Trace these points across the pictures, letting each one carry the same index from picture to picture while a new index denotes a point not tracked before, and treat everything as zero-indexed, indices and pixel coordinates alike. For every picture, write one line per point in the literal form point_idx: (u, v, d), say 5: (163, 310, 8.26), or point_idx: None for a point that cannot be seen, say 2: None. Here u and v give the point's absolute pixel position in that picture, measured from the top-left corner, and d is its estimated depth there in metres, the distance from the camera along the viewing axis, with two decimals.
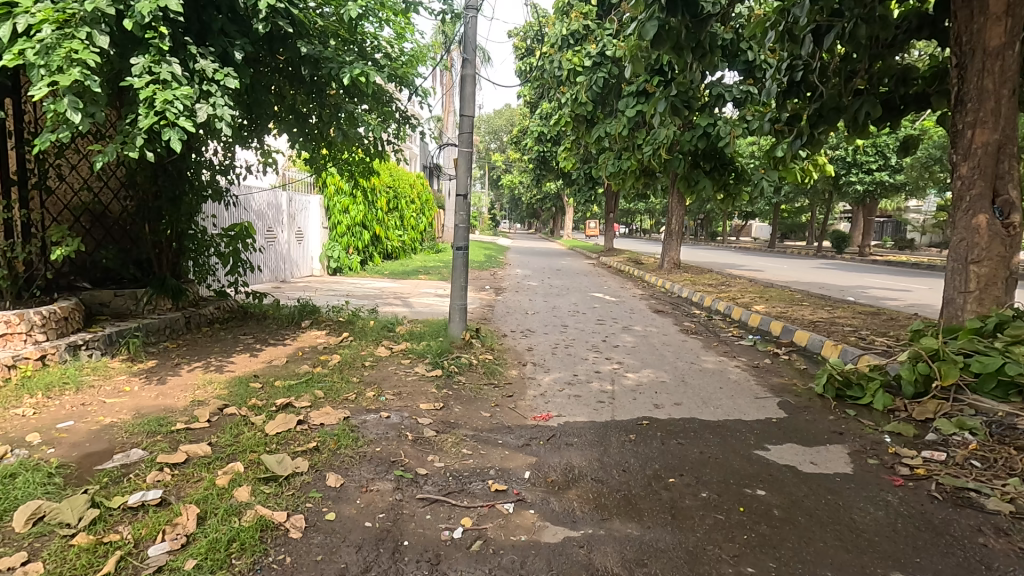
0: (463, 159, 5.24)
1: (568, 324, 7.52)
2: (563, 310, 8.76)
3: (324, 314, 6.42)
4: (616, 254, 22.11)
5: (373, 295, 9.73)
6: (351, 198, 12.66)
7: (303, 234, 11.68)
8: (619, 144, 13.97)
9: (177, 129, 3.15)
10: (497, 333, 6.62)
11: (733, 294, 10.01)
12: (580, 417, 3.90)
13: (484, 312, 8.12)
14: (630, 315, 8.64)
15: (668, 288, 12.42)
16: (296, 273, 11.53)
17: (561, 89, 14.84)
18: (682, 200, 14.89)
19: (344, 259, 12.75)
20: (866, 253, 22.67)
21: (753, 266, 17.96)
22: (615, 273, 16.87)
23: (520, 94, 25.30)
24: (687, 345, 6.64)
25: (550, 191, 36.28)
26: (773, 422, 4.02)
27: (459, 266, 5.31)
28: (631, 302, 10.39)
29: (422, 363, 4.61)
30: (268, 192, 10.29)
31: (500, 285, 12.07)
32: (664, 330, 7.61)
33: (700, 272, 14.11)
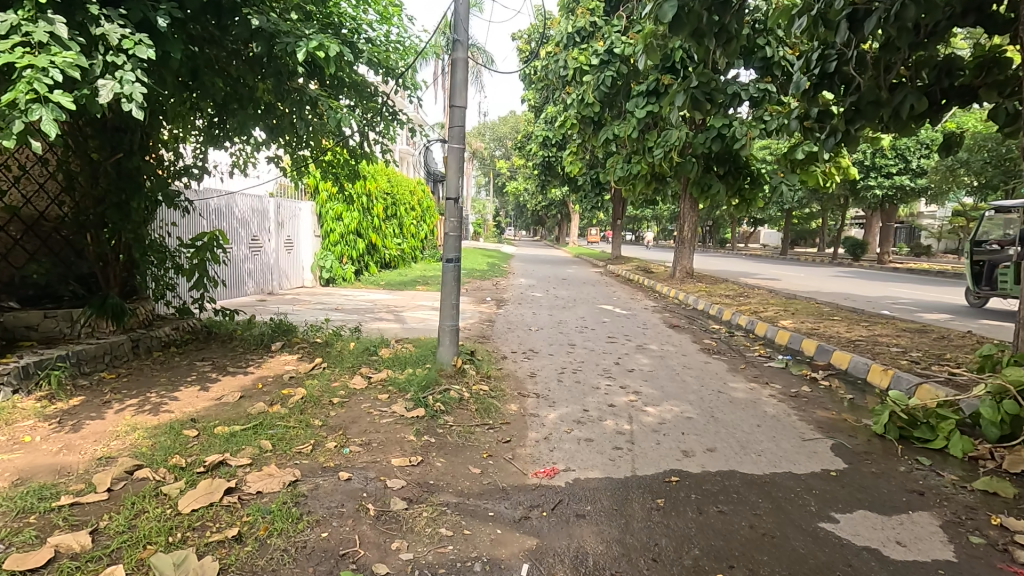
0: (454, 155, 4.51)
1: (576, 343, 6.76)
2: (570, 325, 7.99)
3: (300, 334, 5.69)
4: (624, 262, 21.33)
5: (364, 309, 9.00)
6: (345, 205, 11.98)
7: (292, 242, 11.04)
8: (629, 147, 13.39)
9: (53, 108, 2.49)
10: (496, 355, 5.86)
11: (755, 307, 9.20)
12: (592, 473, 3.13)
13: (483, 329, 7.39)
14: (643, 332, 7.86)
15: (682, 299, 11.65)
16: (285, 284, 10.88)
17: (567, 90, 14.25)
18: (694, 205, 14.13)
19: (338, 270, 12.05)
20: (885, 261, 21.81)
21: (768, 274, 17.15)
22: (623, 283, 16.13)
23: (525, 98, 24.71)
24: (711, 368, 5.86)
25: (556, 198, 35.57)
26: (833, 478, 3.23)
27: (450, 282, 4.57)
28: (643, 315, 9.60)
29: (402, 399, 3.86)
30: (252, 199, 9.64)
31: (502, 297, 11.34)
32: (683, 350, 6.84)
33: (714, 281, 13.35)
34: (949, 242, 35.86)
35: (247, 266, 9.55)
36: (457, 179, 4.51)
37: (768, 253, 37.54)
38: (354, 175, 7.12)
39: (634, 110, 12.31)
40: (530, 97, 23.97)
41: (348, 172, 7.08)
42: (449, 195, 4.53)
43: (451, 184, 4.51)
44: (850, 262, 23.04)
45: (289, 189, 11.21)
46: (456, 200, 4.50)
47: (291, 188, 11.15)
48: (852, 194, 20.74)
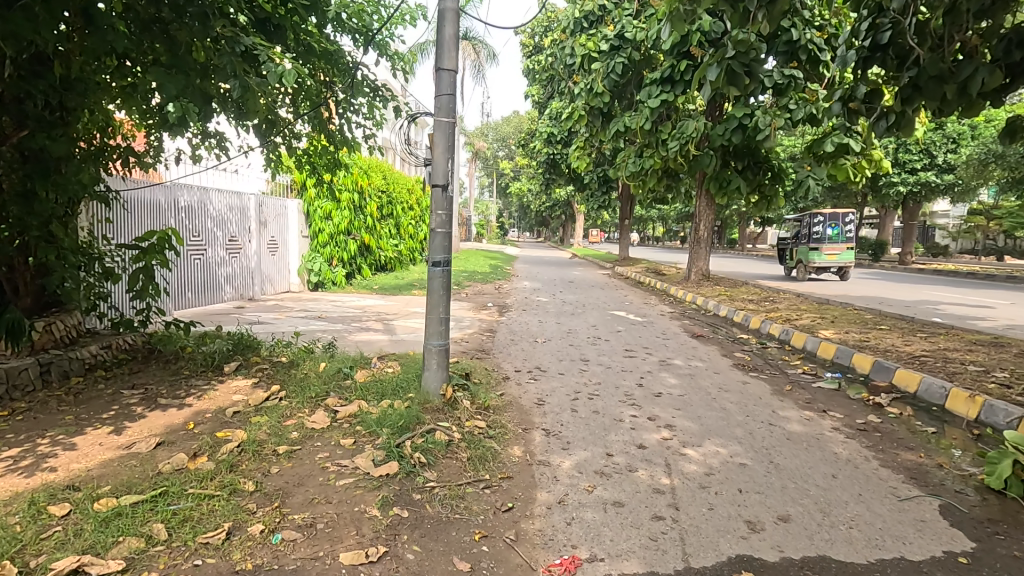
0: (441, 132, 3.59)
1: (589, 359, 5.84)
2: (582, 336, 7.08)
3: (264, 352, 4.79)
4: (632, 265, 20.37)
5: (352, 318, 8.09)
6: (335, 203, 11.08)
7: (275, 244, 10.17)
8: (640, 140, 12.51)
9: None
10: (496, 376, 4.94)
11: (787, 314, 8.25)
12: (628, 566, 2.21)
13: (482, 342, 6.46)
14: (664, 343, 6.94)
15: (700, 303, 10.70)
16: (268, 290, 10.00)
17: (573, 79, 13.38)
18: (711, 203, 13.19)
19: (327, 273, 11.16)
20: (908, 262, 20.73)
21: (788, 276, 16.15)
22: (633, 285, 15.19)
23: (529, 94, 23.83)
24: (752, 391, 4.93)
25: (561, 198, 34.63)
26: (968, 569, 2.30)
27: (437, 292, 3.64)
28: (661, 323, 8.65)
29: (371, 446, 2.94)
30: (230, 195, 8.77)
31: (504, 302, 10.42)
32: (713, 365, 5.91)
33: (733, 284, 12.40)
34: (966, 242, 34.84)
35: (223, 269, 8.67)
36: (444, 165, 3.61)
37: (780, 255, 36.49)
38: (333, 166, 6.25)
39: (646, 99, 11.45)
40: (534, 92, 23.05)
41: (325, 164, 6.22)
42: (434, 183, 3.63)
43: (436, 173, 3.61)
44: (870, 263, 22.03)
45: (272, 186, 10.32)
46: (444, 189, 3.62)
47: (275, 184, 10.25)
48: (872, 191, 19.76)
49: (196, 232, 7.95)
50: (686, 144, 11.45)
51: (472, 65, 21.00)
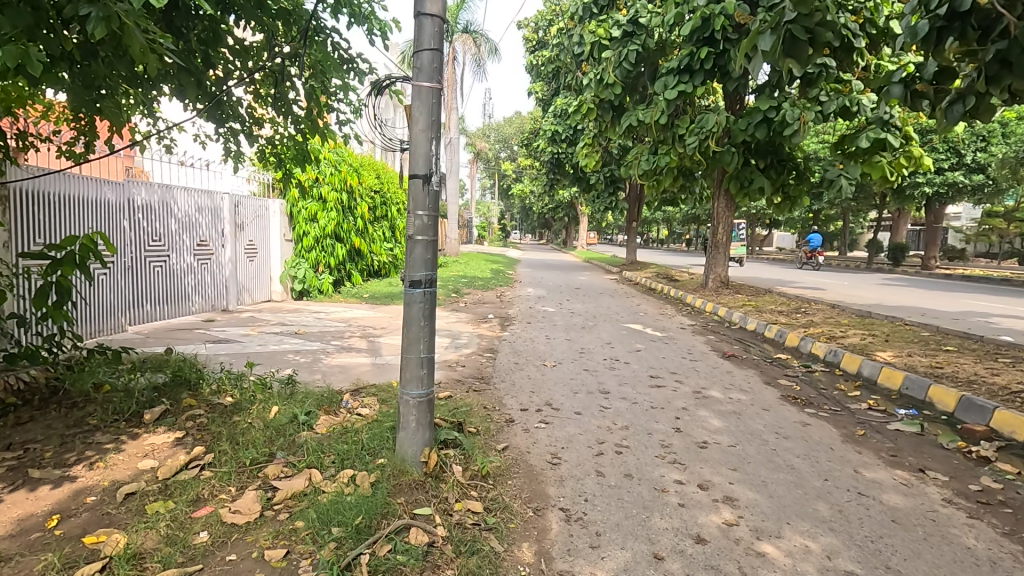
0: (422, 102, 2.60)
1: (610, 391, 4.86)
2: (597, 358, 6.11)
3: (207, 388, 3.81)
4: (641, 269, 19.36)
5: (332, 334, 7.11)
6: (321, 203, 10.09)
7: (255, 248, 9.24)
8: (654, 135, 11.58)
9: None
10: (497, 420, 3.96)
11: (828, 330, 7.25)
12: None
13: (481, 368, 5.48)
14: (694, 367, 5.94)
15: (723, 314, 9.72)
16: (246, 299, 9.08)
17: (581, 70, 12.46)
18: (730, 204, 12.20)
19: (313, 280, 10.20)
20: (931, 266, 19.70)
21: (810, 282, 15.14)
22: (644, 292, 14.21)
23: (532, 91, 22.92)
24: (819, 437, 3.94)
25: (565, 199, 33.66)
26: None
27: (415, 323, 2.66)
28: (684, 340, 7.65)
29: (307, 567, 1.96)
30: (201, 194, 7.84)
31: (506, 313, 9.44)
32: (758, 397, 4.93)
33: (756, 293, 11.41)
34: (981, 245, 33.87)
35: (192, 278, 7.74)
36: (426, 149, 2.62)
37: (790, 258, 35.50)
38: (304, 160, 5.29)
39: (662, 90, 10.56)
40: (537, 89, 22.11)
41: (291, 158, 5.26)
42: (412, 173, 2.63)
43: (416, 159, 2.62)
44: (890, 268, 20.99)
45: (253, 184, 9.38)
46: (427, 181, 2.62)
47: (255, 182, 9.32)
48: (893, 192, 18.76)
49: (157, 235, 7.04)
50: (705, 140, 10.51)
51: (473, 60, 20.07)
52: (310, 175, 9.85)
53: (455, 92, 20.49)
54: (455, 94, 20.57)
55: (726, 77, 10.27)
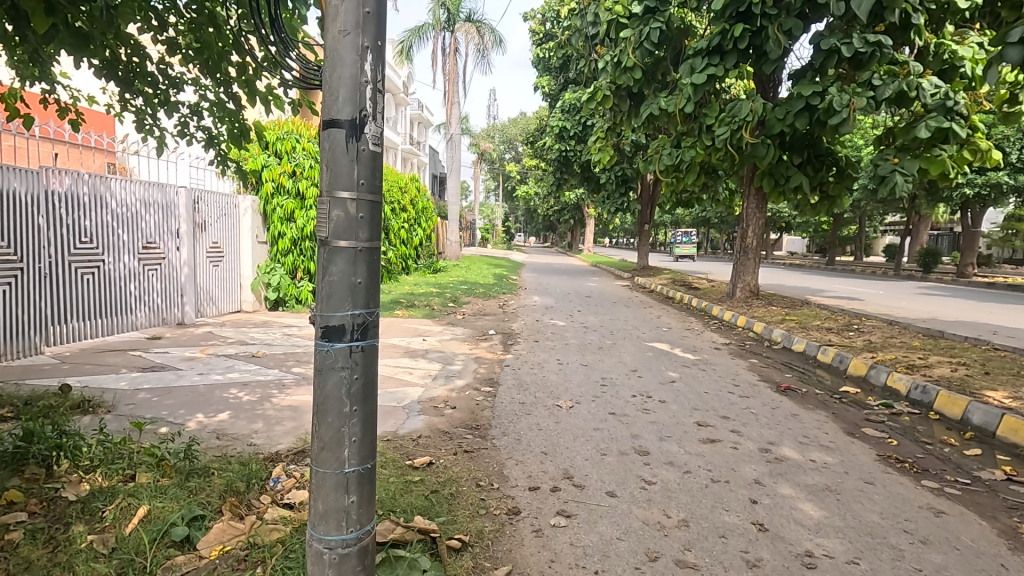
0: None
1: (649, 453, 3.58)
2: (624, 396, 4.82)
3: (62, 463, 2.59)
4: (654, 276, 18.05)
5: (299, 357, 5.86)
6: (300, 201, 8.83)
7: (221, 250, 8.04)
8: (676, 127, 10.32)
9: None
10: (494, 512, 2.70)
11: (903, 356, 5.95)
12: None
13: (475, 413, 4.21)
14: (748, 409, 4.65)
15: (760, 331, 8.42)
16: (210, 310, 7.90)
17: (595, 54, 11.21)
18: (761, 204, 10.90)
19: (290, 288, 8.92)
20: (967, 274, 18.32)
21: (843, 292, 13.80)
22: (661, 301, 12.95)
23: (539, 86, 21.71)
24: (974, 543, 2.65)
25: (571, 200, 32.39)
26: None
27: (331, 414, 1.39)
28: (723, 366, 6.36)
29: None
30: (148, 186, 6.66)
31: (509, 328, 8.17)
32: (850, 460, 3.64)
33: (792, 305, 10.11)
34: (1006, 251, 32.48)
35: (137, 285, 6.55)
36: (353, 70, 1.35)
37: (806, 263, 34.13)
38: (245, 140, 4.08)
39: (687, 74, 9.33)
40: (543, 84, 20.90)
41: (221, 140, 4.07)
42: (325, 121, 1.36)
43: (335, 95, 1.35)
44: (921, 275, 19.61)
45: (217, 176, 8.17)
46: (354, 134, 1.34)
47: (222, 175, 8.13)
48: (928, 194, 17.42)
49: (86, 234, 5.84)
50: (738, 130, 9.27)
51: (476, 51, 18.89)
52: (288, 168, 8.61)
53: (457, 86, 19.30)
54: (457, 88, 19.39)
55: (761, 59, 9.05)
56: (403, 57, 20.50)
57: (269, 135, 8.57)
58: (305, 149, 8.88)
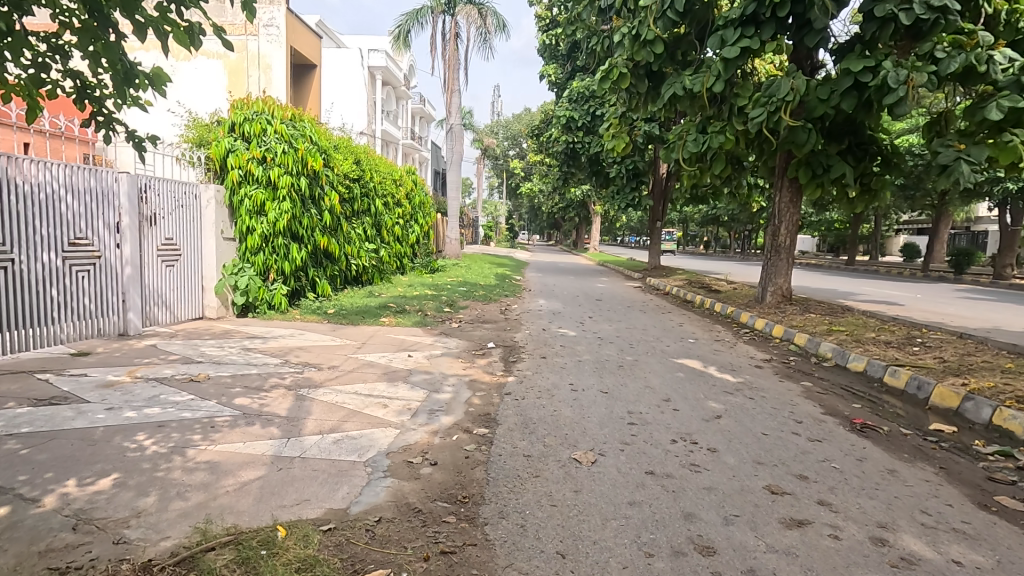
0: None
1: (716, 551, 2.41)
2: (662, 444, 3.65)
3: None
4: (667, 276, 16.86)
5: (250, 381, 4.72)
6: (271, 191, 7.71)
7: (177, 248, 6.95)
8: (701, 109, 9.14)
9: None
10: None
11: (1004, 384, 4.75)
12: None
13: (464, 476, 3.06)
14: (830, 465, 3.47)
15: (804, 344, 7.23)
16: (161, 319, 6.80)
17: (609, 28, 10.02)
18: (795, 197, 9.71)
19: (261, 292, 7.80)
20: (1005, 275, 17.06)
21: (878, 295, 12.58)
22: (680, 305, 11.76)
23: (544, 75, 20.55)
24: None
25: (577, 196, 31.21)
26: None
27: None
28: (773, 394, 5.17)
29: None
30: (77, 171, 5.56)
31: (511, 340, 7.01)
32: (1013, 563, 2.45)
33: (833, 312, 8.93)
34: None
35: (59, 291, 5.43)
36: None
37: (822, 263, 32.79)
38: (130, 135, 2.95)
39: (716, 47, 8.14)
40: (549, 72, 19.65)
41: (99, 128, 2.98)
42: None
43: None
44: (953, 277, 18.33)
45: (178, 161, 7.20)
46: None
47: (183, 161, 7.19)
48: (965, 188, 16.13)
49: None
50: (775, 112, 8.07)
51: (477, 36, 17.75)
52: (256, 154, 7.49)
53: (457, 73, 18.16)
54: (458, 75, 18.23)
55: (804, 29, 7.99)
56: (401, 43, 19.34)
57: (235, 115, 7.50)
58: (277, 133, 7.75)
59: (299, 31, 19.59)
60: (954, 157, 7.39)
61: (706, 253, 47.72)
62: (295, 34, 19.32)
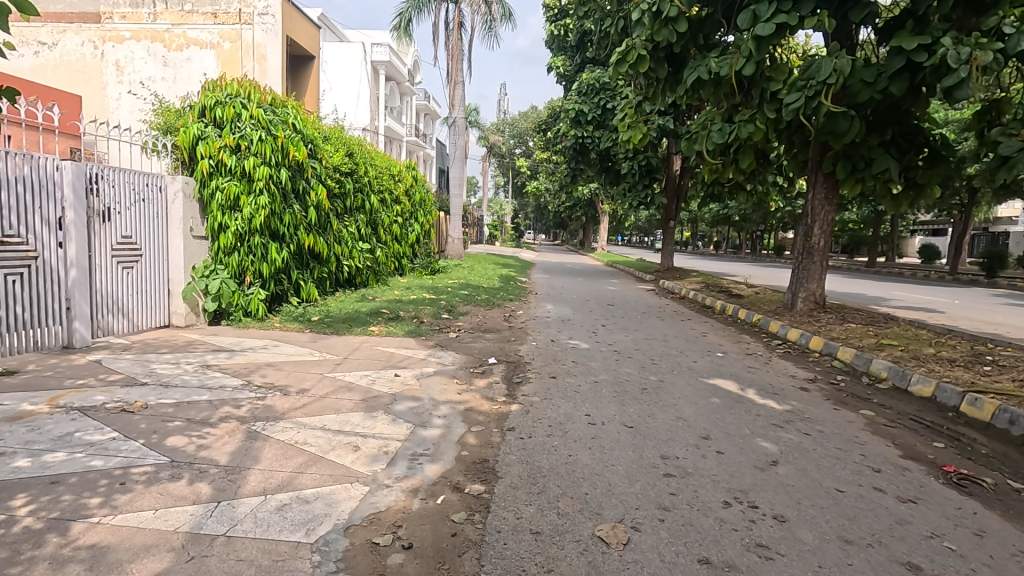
0: None
1: None
2: (712, 511, 2.76)
3: None
4: (682, 278, 15.93)
5: (195, 411, 3.86)
6: (246, 184, 6.88)
7: (136, 247, 6.13)
8: (729, 95, 8.20)
9: None
10: None
11: None
12: None
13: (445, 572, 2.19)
14: (943, 546, 2.57)
15: (851, 360, 6.32)
16: (117, 329, 5.97)
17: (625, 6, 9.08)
18: (830, 193, 8.78)
19: (235, 297, 6.95)
20: None
21: (914, 302, 11.59)
22: (699, 311, 10.85)
23: (552, 67, 19.65)
24: None
25: (585, 195, 30.21)
26: None
27: None
28: (832, 427, 4.26)
29: None
30: (6, 156, 4.74)
31: (516, 355, 6.12)
32: None
33: (876, 321, 7.99)
34: None
35: None
36: None
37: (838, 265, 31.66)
38: None
39: (748, 23, 7.22)
40: (557, 64, 18.70)
41: None
42: None
43: None
44: (986, 280, 17.29)
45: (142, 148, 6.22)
46: None
47: (148, 148, 6.21)
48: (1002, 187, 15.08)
49: None
50: (814, 97, 7.12)
51: (482, 25, 16.92)
52: (229, 141, 6.67)
53: (461, 64, 17.32)
54: (461, 66, 17.37)
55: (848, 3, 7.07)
56: (402, 33, 18.49)
57: (205, 99, 6.67)
58: (253, 119, 6.94)
59: (295, 19, 18.74)
60: (1019, 147, 6.38)
61: (717, 254, 46.80)
62: (292, 23, 18.49)
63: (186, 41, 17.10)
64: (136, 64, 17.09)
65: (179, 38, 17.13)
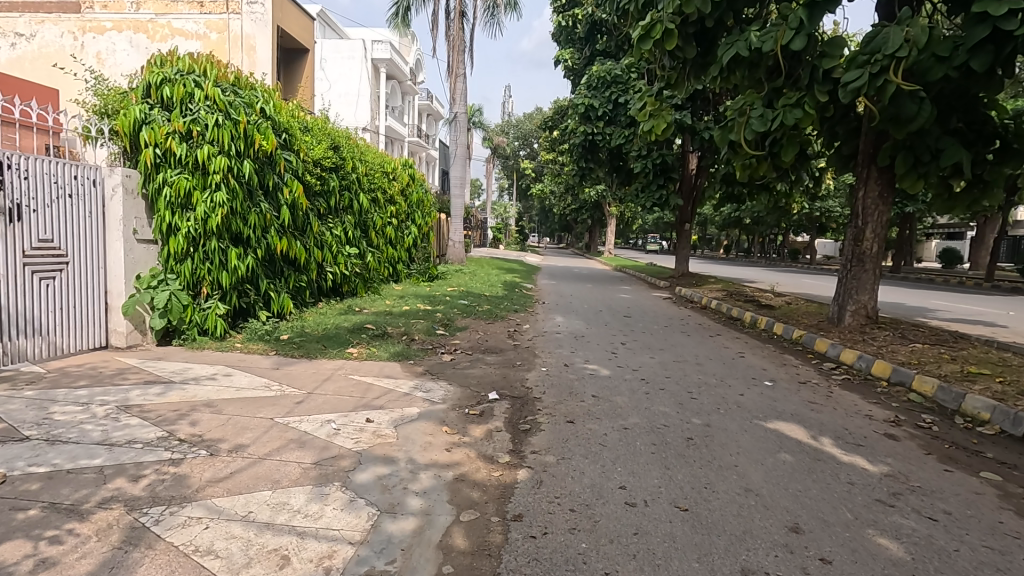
0: None
1: None
2: None
3: None
4: (700, 285, 14.77)
5: (69, 489, 2.72)
6: (201, 178, 5.78)
7: (59, 252, 5.03)
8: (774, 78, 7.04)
9: None
10: None
11: None
12: None
13: None
14: None
15: (935, 395, 5.12)
16: (30, 353, 4.86)
17: None
18: (886, 191, 7.59)
19: (188, 312, 5.84)
20: None
21: (968, 313, 10.35)
22: (728, 324, 9.67)
23: (559, 61, 18.56)
24: None
25: (592, 197, 29.09)
26: None
27: None
28: (958, 505, 3.09)
29: None
30: None
31: (521, 387, 4.95)
32: None
33: (945, 341, 6.79)
34: None
35: None
36: None
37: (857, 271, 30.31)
38: None
39: None
40: (564, 57, 17.54)
41: None
42: None
43: None
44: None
45: (76, 136, 5.14)
46: None
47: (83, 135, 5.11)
48: None
49: None
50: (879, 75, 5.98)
51: (484, 14, 15.84)
52: (179, 126, 5.60)
53: (463, 56, 16.27)
54: (463, 58, 16.32)
55: None
56: (401, 23, 17.44)
57: (151, 75, 5.58)
58: (209, 100, 5.86)
59: (287, 9, 17.73)
60: None
61: (726, 258, 45.45)
62: (284, 13, 17.49)
63: (171, 32, 16.06)
64: (118, 56, 16.06)
65: (163, 28, 16.08)
